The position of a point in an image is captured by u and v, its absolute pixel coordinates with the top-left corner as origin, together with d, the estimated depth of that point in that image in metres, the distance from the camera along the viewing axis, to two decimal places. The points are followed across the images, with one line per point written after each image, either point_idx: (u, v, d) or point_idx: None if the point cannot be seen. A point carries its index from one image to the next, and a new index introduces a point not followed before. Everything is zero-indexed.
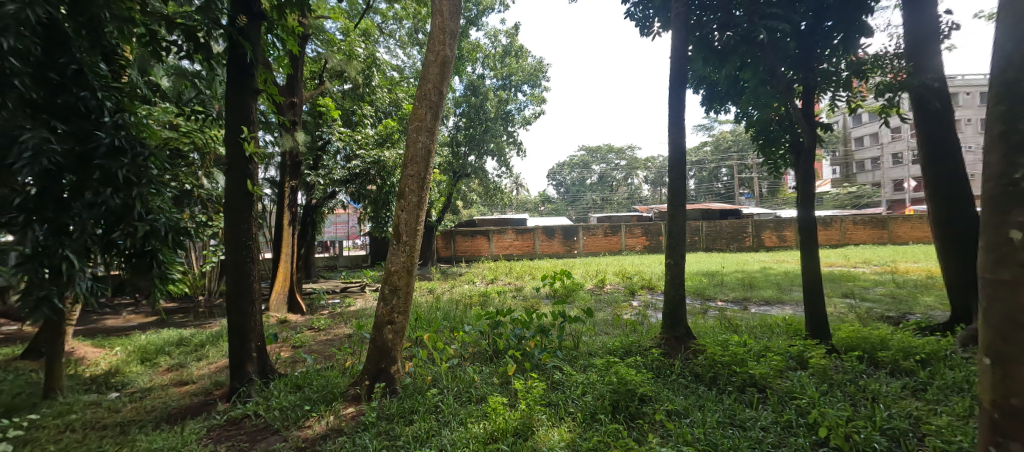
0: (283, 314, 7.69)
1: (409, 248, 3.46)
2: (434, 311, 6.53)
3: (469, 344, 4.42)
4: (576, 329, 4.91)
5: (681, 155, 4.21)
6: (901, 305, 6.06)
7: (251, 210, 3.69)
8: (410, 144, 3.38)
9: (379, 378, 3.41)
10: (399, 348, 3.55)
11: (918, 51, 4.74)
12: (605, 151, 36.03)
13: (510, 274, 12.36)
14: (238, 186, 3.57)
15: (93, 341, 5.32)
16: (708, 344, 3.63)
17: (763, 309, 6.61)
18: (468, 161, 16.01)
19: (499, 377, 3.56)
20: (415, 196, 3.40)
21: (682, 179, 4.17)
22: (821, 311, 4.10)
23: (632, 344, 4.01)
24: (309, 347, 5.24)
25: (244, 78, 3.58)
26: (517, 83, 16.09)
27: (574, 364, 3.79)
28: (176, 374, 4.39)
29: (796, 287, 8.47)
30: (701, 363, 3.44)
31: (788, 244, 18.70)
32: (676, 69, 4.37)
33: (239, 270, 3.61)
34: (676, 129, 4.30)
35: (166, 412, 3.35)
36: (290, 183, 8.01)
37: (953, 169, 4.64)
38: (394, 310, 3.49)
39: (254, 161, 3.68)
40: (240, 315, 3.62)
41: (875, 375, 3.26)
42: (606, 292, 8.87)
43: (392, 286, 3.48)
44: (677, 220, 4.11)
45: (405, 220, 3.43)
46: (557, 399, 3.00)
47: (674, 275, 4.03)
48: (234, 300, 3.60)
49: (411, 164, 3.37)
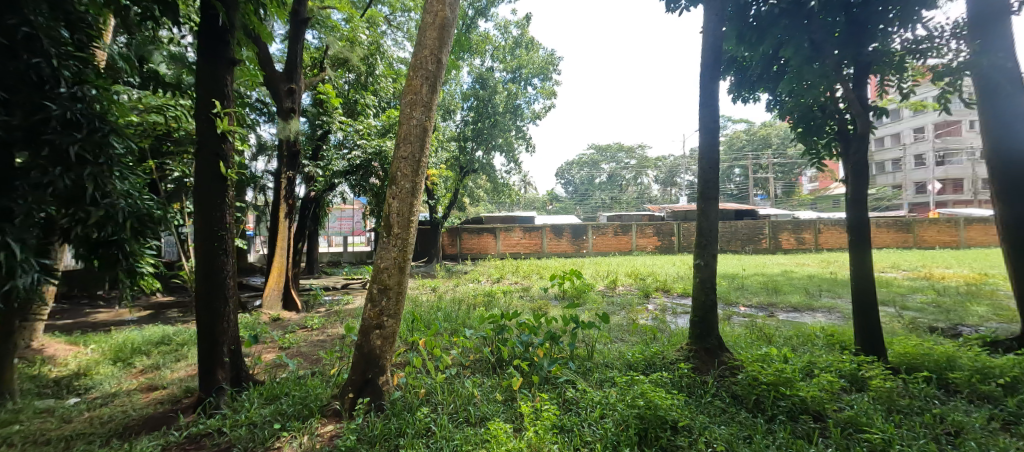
0: (278, 312, 7.26)
1: (401, 242, 3.01)
2: (436, 312, 6.07)
3: (470, 351, 3.96)
4: (589, 337, 4.41)
5: (713, 142, 3.72)
6: (951, 316, 5.49)
7: (226, 197, 3.26)
8: (404, 120, 2.92)
9: (366, 390, 2.98)
10: (390, 356, 3.11)
11: (987, 27, 4.15)
12: (615, 151, 35.48)
13: (518, 273, 11.88)
14: (209, 168, 3.14)
15: (68, 338, 4.95)
16: (747, 361, 3.11)
17: (793, 317, 6.06)
18: (476, 156, 15.64)
19: (502, 392, 3.09)
20: (408, 182, 2.95)
21: (714, 170, 3.68)
22: (873, 324, 3.59)
23: (654, 356, 3.53)
24: (298, 348, 4.81)
25: (218, 45, 3.13)
26: (527, 77, 15.60)
27: (589, 378, 3.32)
28: (148, 378, 3.97)
29: (824, 291, 7.91)
30: (740, 382, 2.93)
31: (806, 246, 18.03)
32: (709, 46, 3.85)
33: (210, 264, 3.18)
34: (709, 114, 3.79)
35: (122, 425, 2.93)
36: (287, 174, 7.59)
37: (1020, 163, 4.13)
38: (383, 313, 3.04)
39: (229, 140, 3.24)
40: (211, 314, 3.19)
41: (950, 403, 2.76)
42: (618, 294, 8.35)
43: (381, 285, 3.03)
44: (709, 216, 3.61)
45: (397, 210, 2.97)
46: (572, 424, 2.53)
47: (704, 278, 3.54)
48: (204, 297, 3.17)
49: (404, 144, 2.91)
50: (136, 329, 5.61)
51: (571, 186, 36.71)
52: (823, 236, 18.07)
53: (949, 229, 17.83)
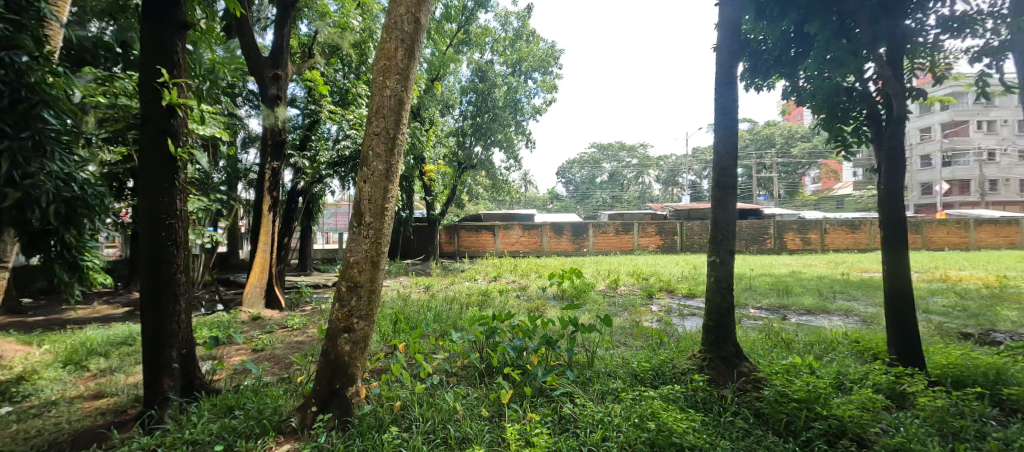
0: (259, 310, 6.83)
1: (374, 233, 2.61)
2: (425, 312, 5.65)
3: (456, 357, 3.56)
4: (590, 342, 4.00)
5: (731, 126, 3.33)
6: (981, 321, 5.10)
7: (176, 180, 2.86)
8: (376, 91, 2.51)
9: (332, 402, 2.59)
10: (360, 363, 2.72)
11: None
12: (617, 149, 35.02)
13: (516, 271, 11.46)
14: (156, 146, 2.73)
15: (21, 338, 4.54)
16: (772, 373, 2.70)
17: (807, 320, 5.66)
18: (474, 152, 15.27)
19: (489, 406, 2.69)
20: (381, 163, 2.54)
21: (732, 156, 3.26)
22: (907, 330, 3.22)
23: (663, 365, 3.12)
24: (272, 351, 4.42)
25: (165, 5, 2.72)
26: (527, 70, 15.18)
27: (588, 389, 2.93)
28: (98, 383, 3.57)
29: (838, 293, 7.53)
30: (765, 398, 2.51)
31: (812, 247, 17.63)
32: (728, 15, 3.41)
33: (156, 255, 2.76)
34: (728, 92, 3.36)
35: (48, 441, 2.53)
36: (271, 165, 7.17)
37: None
38: (352, 314, 2.64)
39: (179, 115, 2.84)
40: (159, 314, 2.79)
41: (1011, 424, 2.37)
42: (619, 294, 7.94)
43: (350, 283, 2.63)
44: (726, 207, 3.20)
45: (369, 195, 2.58)
46: (568, 448, 2.12)
47: (720, 278, 3.14)
48: (149, 293, 2.76)
49: (376, 118, 2.50)
50: (101, 328, 5.20)
51: (572, 185, 36.29)
52: (830, 237, 17.64)
53: (959, 230, 17.40)
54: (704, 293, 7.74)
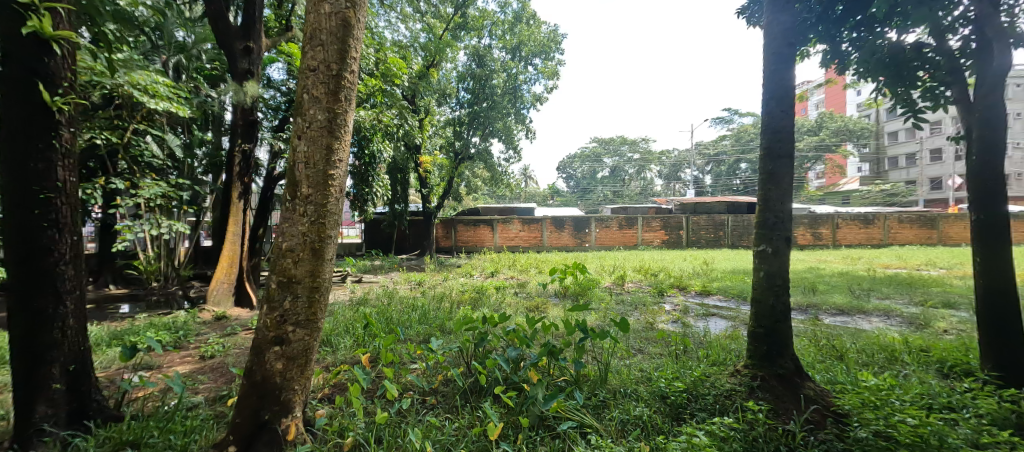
0: (226, 309, 6.12)
1: (314, 210, 1.91)
2: (409, 312, 4.97)
3: (436, 372, 2.86)
4: (602, 350, 3.32)
5: (786, 76, 2.58)
6: None
7: (58, 138, 2.15)
8: (311, 8, 1.82)
9: (259, 441, 1.91)
10: (299, 385, 2.03)
11: None
12: (618, 144, 34.19)
13: (514, 267, 10.77)
14: (21, 90, 2.02)
15: None
16: (861, 405, 2.00)
17: (844, 322, 4.98)
18: (471, 142, 14.49)
19: (475, 446, 2.00)
20: (320, 110, 1.84)
21: (787, 116, 2.52)
22: (1012, 341, 2.58)
23: (699, 384, 2.43)
24: (222, 359, 3.71)
25: None
26: (528, 56, 14.31)
27: (604, 418, 2.24)
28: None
29: (869, 291, 6.85)
30: (859, 441, 1.82)
31: (823, 243, 16.95)
32: None
33: (26, 239, 2.05)
34: (785, 32, 2.58)
35: None
36: (242, 146, 6.43)
37: None
38: (285, 320, 1.94)
39: (56, 52, 2.12)
40: (35, 320, 2.09)
41: None
42: (627, 291, 7.23)
43: (284, 278, 1.93)
44: (780, 183, 2.49)
45: (306, 156, 1.87)
46: None
47: (773, 273, 2.45)
48: (16, 292, 2.05)
49: (311, 45, 1.81)
50: None
51: (573, 181, 35.71)
52: (841, 232, 16.99)
53: None
54: (721, 290, 7.03)
